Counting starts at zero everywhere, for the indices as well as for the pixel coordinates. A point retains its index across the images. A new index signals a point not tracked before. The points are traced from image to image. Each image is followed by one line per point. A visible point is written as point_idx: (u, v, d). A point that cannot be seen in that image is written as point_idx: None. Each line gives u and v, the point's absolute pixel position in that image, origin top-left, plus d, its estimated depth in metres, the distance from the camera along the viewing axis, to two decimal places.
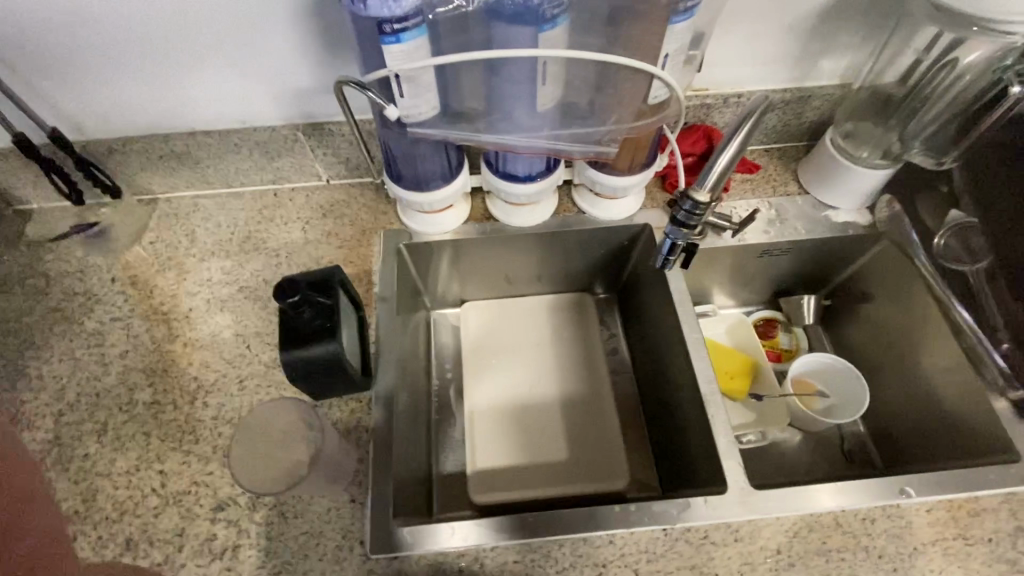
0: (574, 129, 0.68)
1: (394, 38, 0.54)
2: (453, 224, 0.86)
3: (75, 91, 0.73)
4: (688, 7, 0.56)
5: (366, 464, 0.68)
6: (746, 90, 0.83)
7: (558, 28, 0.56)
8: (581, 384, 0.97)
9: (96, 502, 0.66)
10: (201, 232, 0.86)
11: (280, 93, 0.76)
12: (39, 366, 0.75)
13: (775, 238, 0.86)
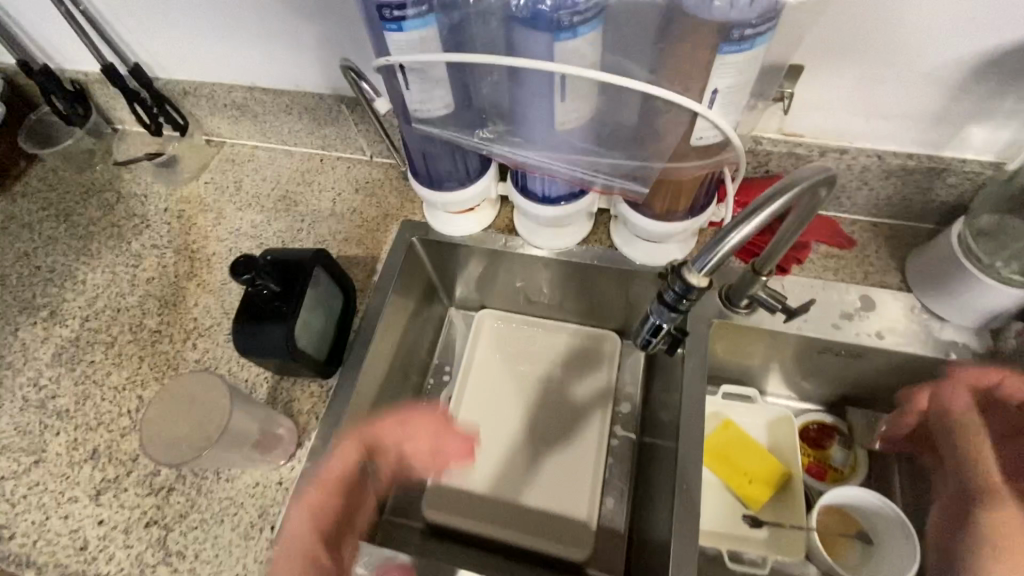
0: (603, 156, 0.57)
1: (395, 26, 0.49)
2: (469, 229, 0.81)
3: (157, 31, 0.78)
4: (747, 35, 0.43)
5: (304, 450, 0.68)
6: (852, 145, 0.66)
7: (580, 39, 0.46)
8: (574, 431, 0.86)
9: (84, 406, 0.74)
10: (248, 182, 0.90)
11: (329, 62, 0.75)
12: (89, 271, 0.85)
13: (847, 337, 0.68)
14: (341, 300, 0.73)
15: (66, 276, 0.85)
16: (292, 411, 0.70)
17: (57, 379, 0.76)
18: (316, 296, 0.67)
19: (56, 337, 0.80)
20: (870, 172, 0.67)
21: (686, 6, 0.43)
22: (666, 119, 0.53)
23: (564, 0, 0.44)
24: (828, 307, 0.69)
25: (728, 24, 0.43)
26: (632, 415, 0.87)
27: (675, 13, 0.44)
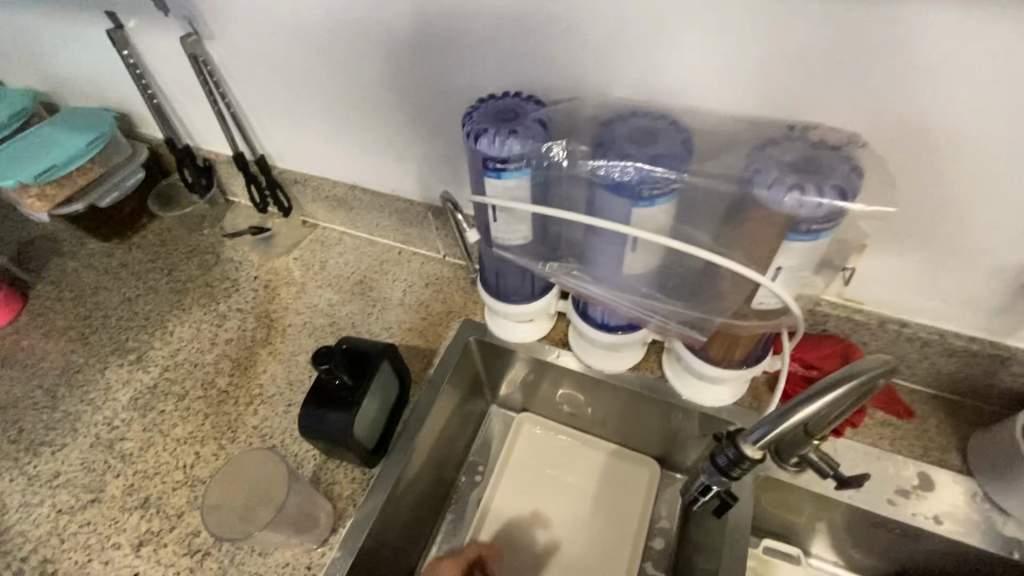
0: (663, 302, 0.61)
1: (496, 174, 0.56)
2: (527, 338, 0.84)
3: (285, 132, 0.91)
4: (814, 229, 0.46)
5: (336, 537, 0.69)
6: (913, 320, 0.67)
7: (655, 208, 0.51)
8: (602, 559, 0.83)
9: (146, 453, 0.79)
10: (331, 264, 0.99)
11: (424, 177, 0.85)
12: (178, 324, 0.94)
13: (902, 514, 0.65)
14: (399, 390, 0.77)
15: (158, 325, 0.94)
16: (332, 494, 0.73)
17: (128, 422, 0.83)
18: (381, 386, 0.72)
19: (137, 382, 0.87)
20: (931, 348, 0.67)
21: (759, 197, 0.47)
22: (728, 280, 0.57)
23: (646, 175, 0.50)
24: (881, 480, 0.67)
25: (797, 218, 0.46)
26: (663, 553, 0.84)
27: (749, 199, 0.48)
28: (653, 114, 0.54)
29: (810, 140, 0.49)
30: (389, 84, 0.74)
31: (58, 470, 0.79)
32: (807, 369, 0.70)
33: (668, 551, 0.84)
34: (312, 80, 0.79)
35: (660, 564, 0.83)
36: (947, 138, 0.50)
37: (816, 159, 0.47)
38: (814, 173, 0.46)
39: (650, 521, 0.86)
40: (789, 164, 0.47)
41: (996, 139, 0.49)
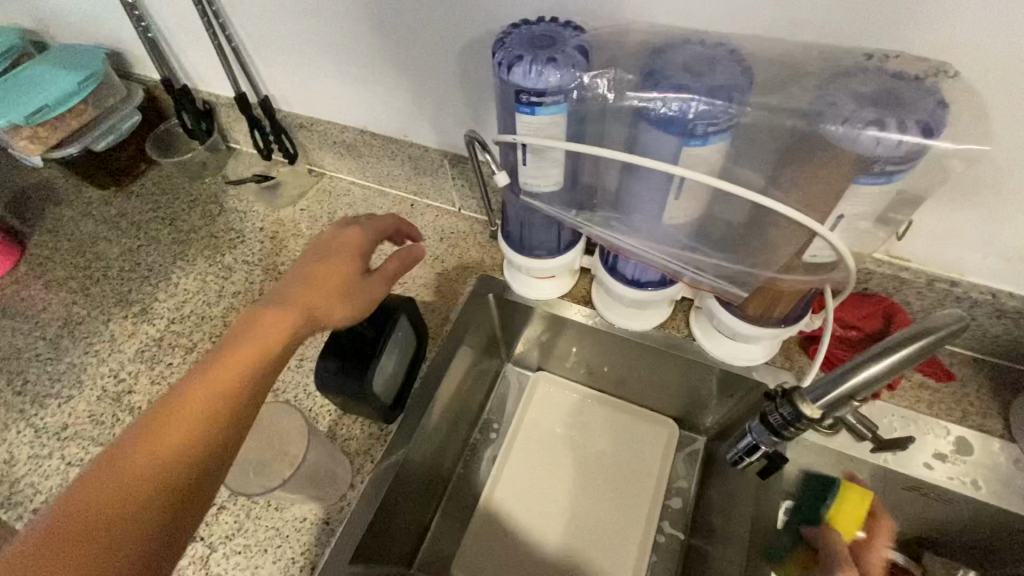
0: (704, 254, 0.56)
1: (529, 110, 0.50)
2: (547, 294, 0.80)
3: (291, 71, 0.84)
4: (889, 171, 0.42)
5: (353, 493, 0.68)
6: (963, 279, 0.63)
7: (708, 147, 0.46)
8: (618, 517, 0.82)
9: (156, 406, 0.76)
10: (340, 216, 0.95)
11: (440, 121, 0.80)
12: (182, 276, 0.90)
13: (939, 479, 0.63)
14: (415, 346, 0.74)
15: (161, 277, 0.90)
16: (349, 451, 0.70)
17: (135, 376, 0.80)
18: (399, 340, 0.69)
19: (142, 334, 0.84)
20: (980, 309, 0.63)
21: (830, 135, 0.43)
22: (778, 231, 0.52)
23: (703, 109, 0.45)
24: (919, 444, 0.65)
25: (872, 157, 0.42)
26: (683, 513, 0.83)
27: (816, 137, 0.44)
28: (708, 42, 0.48)
29: (888, 71, 0.44)
30: (406, 13, 0.67)
31: (65, 423, 0.77)
32: (845, 329, 0.67)
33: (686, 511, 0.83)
34: (320, 10, 0.73)
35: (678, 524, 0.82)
36: None
37: (896, 92, 0.42)
38: (894, 107, 0.41)
39: (669, 480, 0.85)
40: (866, 97, 0.42)
41: None
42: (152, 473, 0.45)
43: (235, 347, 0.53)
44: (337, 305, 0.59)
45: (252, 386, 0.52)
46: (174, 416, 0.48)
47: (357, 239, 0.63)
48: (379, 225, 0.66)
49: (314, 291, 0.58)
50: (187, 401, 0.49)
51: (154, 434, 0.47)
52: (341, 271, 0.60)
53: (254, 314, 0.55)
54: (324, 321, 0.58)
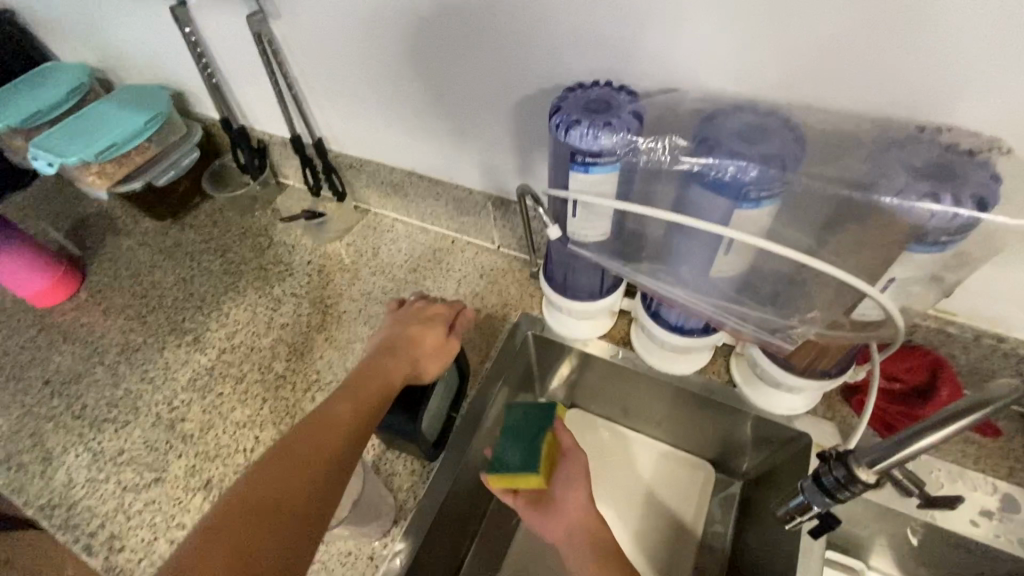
0: (749, 308, 0.57)
1: (583, 168, 0.53)
2: (585, 334, 0.81)
3: (346, 116, 0.89)
4: (942, 241, 0.43)
5: (396, 529, 0.69)
6: (1012, 335, 0.63)
7: (759, 211, 0.48)
8: (656, 560, 0.81)
9: (208, 434, 0.80)
10: (384, 251, 0.98)
11: (486, 165, 0.83)
12: (233, 307, 0.94)
13: (988, 539, 0.62)
14: (458, 383, 0.76)
15: (214, 307, 0.94)
16: (392, 486, 0.72)
17: (188, 403, 0.83)
18: (444, 379, 0.71)
19: (196, 363, 0.88)
20: None
21: (884, 204, 0.44)
22: (826, 289, 0.53)
23: (756, 176, 0.47)
24: (968, 502, 0.64)
25: (925, 228, 0.43)
26: (719, 559, 0.82)
27: (868, 206, 0.46)
28: (761, 111, 0.50)
29: (942, 143, 0.46)
30: (462, 68, 0.71)
31: (122, 447, 0.80)
32: (890, 381, 0.67)
33: (721, 558, 0.82)
34: (379, 62, 0.77)
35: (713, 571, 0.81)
36: None
37: (948, 165, 0.44)
38: (948, 180, 0.43)
39: (705, 524, 0.84)
40: (919, 169, 0.44)
41: None
42: (280, 507, 0.51)
43: (350, 407, 0.61)
44: (432, 361, 0.70)
45: (352, 443, 0.58)
46: (325, 424, 0.59)
47: (442, 313, 0.76)
48: (452, 310, 0.77)
49: (404, 359, 0.69)
50: (318, 441, 0.57)
51: (312, 440, 0.57)
52: (439, 338, 0.72)
53: (365, 375, 0.66)
54: (419, 380, 0.68)
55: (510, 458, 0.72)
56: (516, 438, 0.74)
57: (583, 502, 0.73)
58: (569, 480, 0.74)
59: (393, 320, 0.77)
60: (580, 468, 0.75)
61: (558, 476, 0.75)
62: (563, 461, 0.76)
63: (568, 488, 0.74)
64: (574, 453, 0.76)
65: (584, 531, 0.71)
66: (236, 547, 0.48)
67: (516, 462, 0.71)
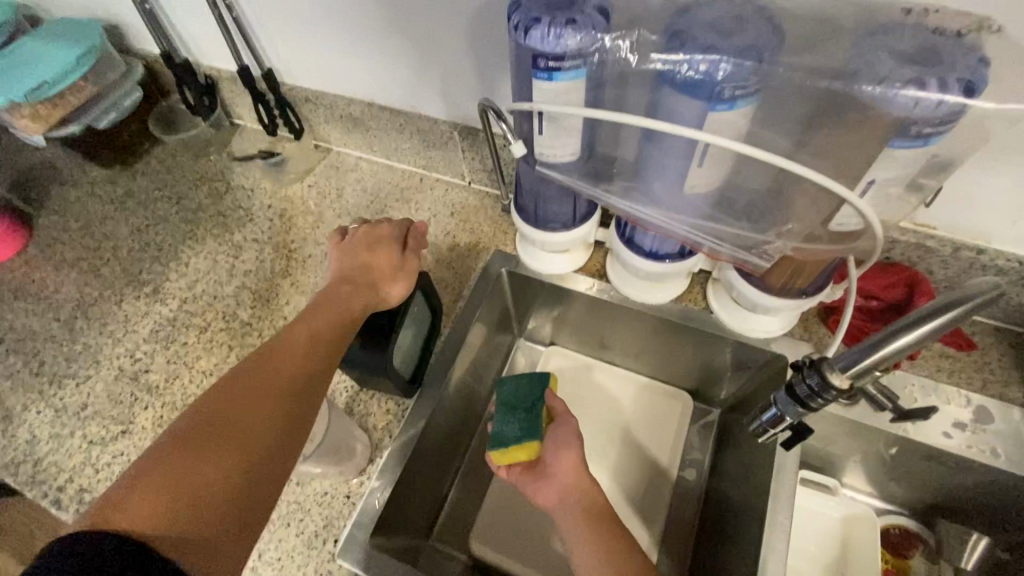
0: (725, 225, 0.55)
1: (546, 76, 0.49)
2: (561, 269, 0.78)
3: (295, 41, 0.82)
4: (925, 133, 0.40)
5: (372, 468, 0.68)
6: (989, 246, 0.62)
7: (734, 112, 0.44)
8: (638, 486, 0.82)
9: (173, 385, 0.77)
10: (349, 191, 0.93)
11: (449, 91, 0.78)
12: (191, 256, 0.89)
13: (958, 448, 0.63)
14: (430, 321, 0.73)
15: (172, 256, 0.90)
16: (367, 427, 0.71)
17: (151, 355, 0.80)
18: (414, 316, 0.69)
19: (156, 314, 0.84)
20: (1006, 277, 0.62)
21: (864, 95, 0.41)
22: (804, 199, 0.51)
23: (731, 71, 0.43)
24: (940, 413, 0.65)
25: (910, 119, 0.40)
26: (697, 484, 0.83)
27: (848, 98, 0.42)
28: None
29: (928, 26, 0.42)
30: None
31: (85, 402, 0.77)
32: (866, 300, 0.66)
33: (700, 483, 0.83)
34: None
35: (692, 496, 0.82)
36: None
37: (935, 49, 0.40)
38: (934, 64, 0.40)
39: (684, 453, 0.85)
40: (904, 55, 0.41)
41: None
42: (245, 426, 0.49)
43: (309, 333, 0.58)
44: (394, 283, 0.66)
45: (316, 366, 0.56)
46: (280, 353, 0.56)
47: (391, 232, 0.70)
48: (402, 226, 0.71)
49: (362, 286, 0.65)
50: (276, 368, 0.54)
51: (266, 368, 0.54)
52: (392, 258, 0.68)
53: (322, 302, 0.62)
54: (382, 305, 0.65)
55: (508, 431, 0.70)
56: (510, 410, 0.72)
57: (573, 467, 0.68)
58: (558, 444, 0.70)
59: (337, 251, 0.70)
60: (571, 433, 0.71)
61: (547, 442, 0.70)
62: (553, 429, 0.71)
63: (558, 452, 0.69)
64: (566, 418, 0.72)
65: (576, 497, 0.66)
66: (200, 467, 0.45)
67: (513, 436, 0.69)
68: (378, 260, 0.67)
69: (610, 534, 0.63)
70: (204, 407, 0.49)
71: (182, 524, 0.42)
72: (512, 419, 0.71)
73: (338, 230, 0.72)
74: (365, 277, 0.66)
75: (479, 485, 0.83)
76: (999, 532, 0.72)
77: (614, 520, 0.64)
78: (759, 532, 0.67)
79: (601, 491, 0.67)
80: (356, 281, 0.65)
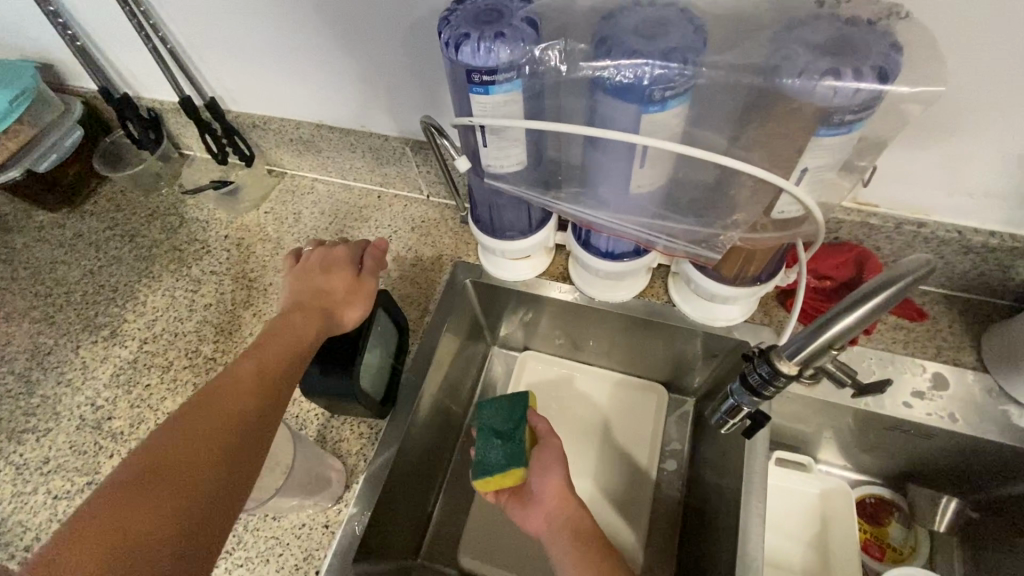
0: (674, 222, 0.56)
1: (483, 90, 0.49)
2: (524, 275, 0.78)
3: (237, 69, 0.81)
4: (847, 121, 0.42)
5: (349, 494, 0.68)
6: (929, 219, 0.64)
7: (667, 112, 0.45)
8: (620, 483, 0.82)
9: (138, 430, 0.75)
10: (306, 214, 0.93)
11: (397, 107, 0.78)
12: (148, 294, 0.87)
13: (918, 416, 0.65)
14: (396, 340, 0.73)
15: (128, 296, 0.87)
16: (340, 453, 0.70)
17: (113, 400, 0.78)
18: (379, 336, 0.68)
19: (116, 358, 0.81)
20: (947, 247, 0.65)
21: (787, 88, 0.42)
22: (745, 190, 0.52)
23: (659, 74, 0.43)
24: (898, 384, 0.67)
25: (831, 108, 0.41)
26: (677, 474, 0.84)
27: (773, 92, 0.43)
28: (658, 3, 0.47)
29: (842, 16, 0.43)
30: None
31: (47, 456, 0.75)
32: (821, 280, 0.68)
33: (680, 472, 0.84)
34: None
35: (674, 485, 0.83)
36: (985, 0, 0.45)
37: (851, 39, 0.42)
38: (848, 54, 0.41)
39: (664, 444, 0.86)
40: (820, 46, 0.42)
41: None
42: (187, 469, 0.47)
43: (258, 366, 0.57)
44: (350, 306, 0.65)
45: (268, 399, 0.55)
46: (230, 386, 0.54)
47: (347, 253, 0.70)
48: (360, 248, 0.72)
49: (317, 310, 0.64)
50: (225, 402, 0.52)
51: (213, 404, 0.52)
52: (348, 279, 0.67)
53: (275, 326, 0.61)
54: (339, 329, 0.64)
55: (489, 456, 0.69)
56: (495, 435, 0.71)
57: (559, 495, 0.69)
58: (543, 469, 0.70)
59: (292, 275, 0.69)
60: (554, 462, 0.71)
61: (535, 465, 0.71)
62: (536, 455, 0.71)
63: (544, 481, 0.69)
64: (549, 440, 0.72)
65: (563, 522, 0.67)
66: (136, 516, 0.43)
67: (498, 462, 0.68)
68: (333, 281, 0.67)
69: (590, 557, 0.63)
70: (145, 449, 0.48)
71: (115, 572, 0.40)
72: (494, 443, 0.70)
73: (294, 255, 0.72)
74: (322, 299, 0.65)
75: (462, 498, 0.82)
76: (966, 492, 0.74)
77: (596, 536, 0.65)
78: (738, 516, 0.69)
79: (587, 512, 0.67)
80: (308, 304, 0.64)
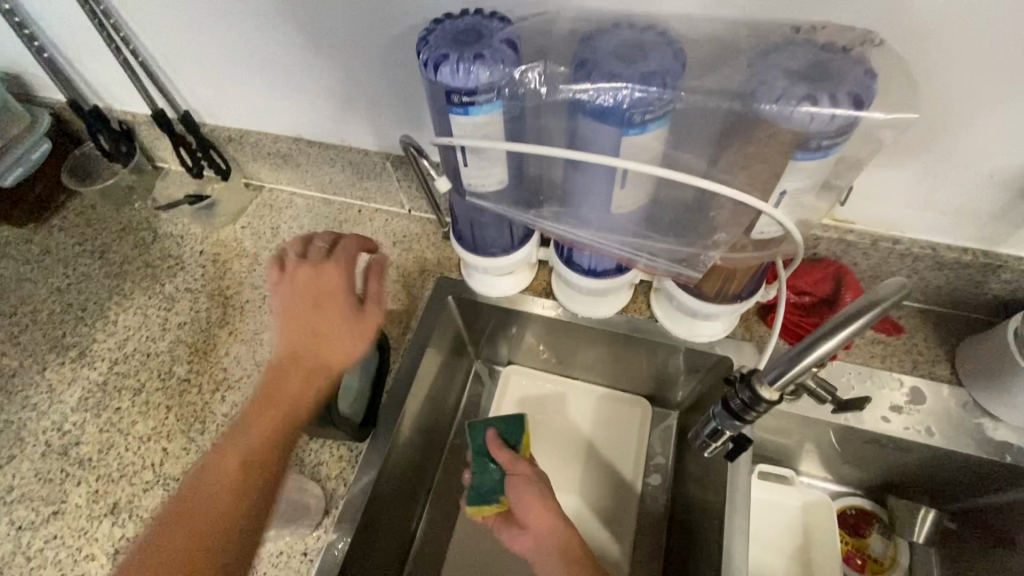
0: (655, 241, 0.56)
1: (462, 110, 0.48)
2: (506, 290, 0.77)
3: (212, 82, 0.79)
4: (824, 146, 0.42)
5: (329, 519, 0.66)
6: (905, 236, 0.65)
7: (647, 135, 0.45)
8: (605, 499, 0.82)
9: (107, 455, 0.72)
10: (285, 229, 0.91)
11: (377, 122, 0.77)
12: (119, 313, 0.84)
13: (896, 430, 0.66)
14: (377, 359, 0.71)
15: (98, 315, 0.84)
16: (319, 477, 0.68)
17: (81, 424, 0.75)
18: (360, 356, 0.67)
19: (84, 380, 0.79)
20: (921, 263, 0.66)
21: (765, 113, 0.42)
22: (725, 211, 0.52)
23: (638, 98, 0.43)
24: (877, 398, 0.67)
25: (808, 134, 0.41)
26: (662, 489, 0.84)
27: (751, 116, 0.43)
28: (638, 26, 0.47)
29: (818, 42, 0.44)
30: (327, 12, 0.64)
31: (9, 485, 0.71)
32: (800, 296, 0.68)
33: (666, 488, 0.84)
34: (233, 12, 0.68)
35: (658, 501, 0.83)
36: (954, 28, 0.46)
37: (826, 66, 0.42)
38: (824, 80, 0.41)
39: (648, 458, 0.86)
40: (796, 72, 0.42)
41: (1012, 22, 0.45)
42: None
43: None
44: (344, 347, 0.65)
45: None
46: None
47: (337, 274, 0.67)
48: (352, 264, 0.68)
49: (314, 358, 0.64)
50: None
51: None
52: (339, 314, 0.65)
53: (275, 378, 0.63)
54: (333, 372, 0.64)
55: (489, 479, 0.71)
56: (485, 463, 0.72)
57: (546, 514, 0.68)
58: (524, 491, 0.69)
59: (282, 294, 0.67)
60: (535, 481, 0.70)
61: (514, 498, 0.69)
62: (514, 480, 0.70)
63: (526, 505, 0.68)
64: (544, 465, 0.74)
65: (550, 546, 0.66)
66: None
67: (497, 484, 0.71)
68: (325, 316, 0.65)
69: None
70: None
71: None
72: (486, 469, 0.71)
73: (280, 259, 0.69)
74: (315, 339, 0.64)
75: (446, 518, 0.81)
76: (944, 503, 0.75)
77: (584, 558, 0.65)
78: (722, 533, 0.68)
79: (576, 536, 0.66)
80: (303, 347, 0.64)
